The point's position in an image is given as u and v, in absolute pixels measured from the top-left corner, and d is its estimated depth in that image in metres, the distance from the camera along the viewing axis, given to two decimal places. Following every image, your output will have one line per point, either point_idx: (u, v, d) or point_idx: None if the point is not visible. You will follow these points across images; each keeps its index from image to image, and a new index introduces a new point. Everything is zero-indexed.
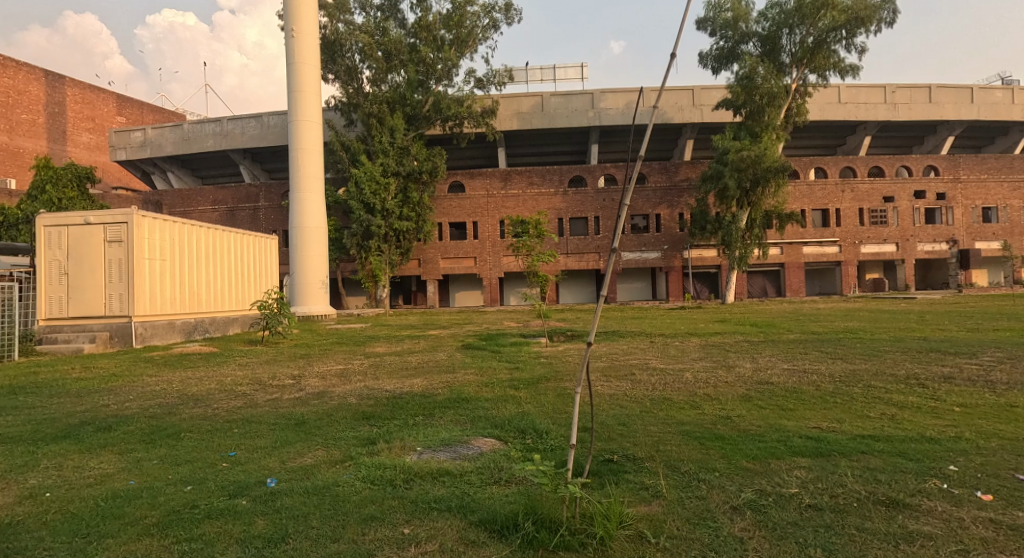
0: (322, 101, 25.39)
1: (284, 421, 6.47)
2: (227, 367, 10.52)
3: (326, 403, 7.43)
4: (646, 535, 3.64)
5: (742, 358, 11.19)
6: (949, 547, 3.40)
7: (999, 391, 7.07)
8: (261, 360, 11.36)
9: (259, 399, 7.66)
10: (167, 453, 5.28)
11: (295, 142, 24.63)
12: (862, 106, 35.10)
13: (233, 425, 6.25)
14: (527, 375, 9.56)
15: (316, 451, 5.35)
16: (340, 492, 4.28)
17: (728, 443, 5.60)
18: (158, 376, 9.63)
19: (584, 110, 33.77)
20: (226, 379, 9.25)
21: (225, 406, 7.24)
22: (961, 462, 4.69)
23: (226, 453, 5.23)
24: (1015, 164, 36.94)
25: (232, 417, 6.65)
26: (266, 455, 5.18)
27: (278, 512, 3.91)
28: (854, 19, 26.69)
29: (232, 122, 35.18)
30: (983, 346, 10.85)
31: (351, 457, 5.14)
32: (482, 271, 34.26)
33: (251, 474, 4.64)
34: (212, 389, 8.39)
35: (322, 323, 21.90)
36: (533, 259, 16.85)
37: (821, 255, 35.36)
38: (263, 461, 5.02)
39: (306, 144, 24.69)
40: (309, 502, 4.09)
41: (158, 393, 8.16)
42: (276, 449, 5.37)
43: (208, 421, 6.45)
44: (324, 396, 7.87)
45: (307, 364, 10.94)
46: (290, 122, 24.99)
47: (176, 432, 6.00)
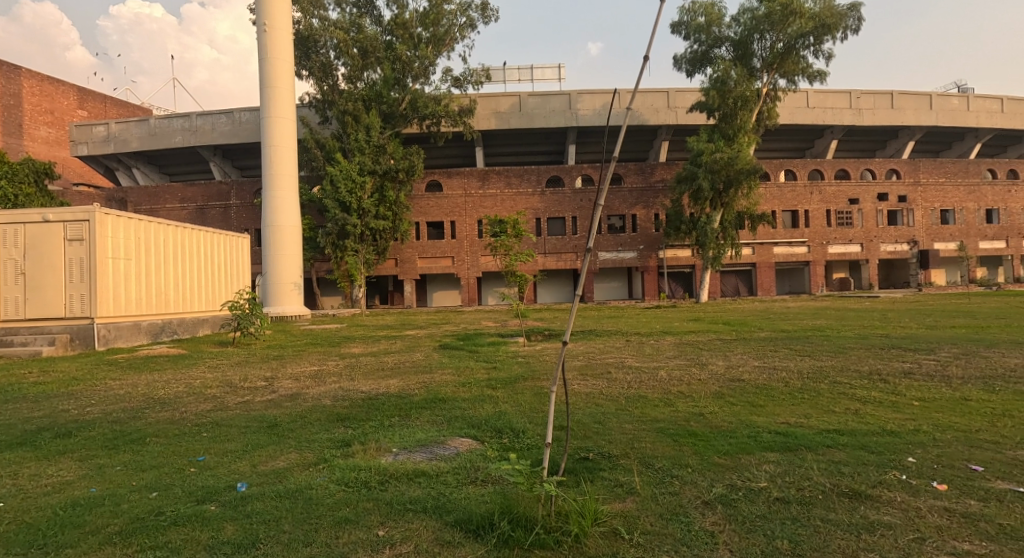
0: (295, 98, 25.09)
1: (256, 424, 6.41)
2: (196, 370, 10.30)
3: (299, 404, 7.38)
4: (620, 532, 3.72)
5: (715, 356, 11.40)
6: (907, 536, 3.55)
7: (955, 386, 7.33)
8: (232, 363, 11.15)
9: (230, 402, 7.55)
10: (130, 459, 5.19)
11: (268, 138, 24.31)
12: (830, 110, 35.96)
13: (200, 429, 6.16)
14: (504, 375, 9.61)
15: (289, 453, 5.32)
16: (314, 495, 4.28)
17: (701, 439, 5.72)
18: (122, 380, 9.39)
19: (561, 110, 33.96)
20: (194, 382, 9.06)
21: (193, 410, 7.12)
22: (919, 453, 4.88)
23: (194, 458, 5.16)
24: (972, 169, 38.30)
25: (200, 421, 6.54)
26: (237, 459, 5.13)
27: (248, 517, 3.89)
28: (821, 26, 27.35)
29: (201, 117, 34.48)
30: (941, 342, 11.20)
31: (325, 460, 5.12)
32: (459, 271, 34.22)
33: (221, 479, 4.59)
34: (179, 392, 8.24)
35: (296, 324, 21.66)
36: (511, 259, 16.84)
37: (791, 255, 36.11)
38: (234, 465, 4.98)
39: (279, 142, 24.41)
40: (281, 506, 4.08)
41: (121, 397, 7.97)
42: (247, 452, 5.32)
43: (176, 425, 6.36)
44: (298, 398, 7.81)
45: (280, 366, 10.79)
46: (263, 119, 24.64)
47: (141, 437, 5.91)
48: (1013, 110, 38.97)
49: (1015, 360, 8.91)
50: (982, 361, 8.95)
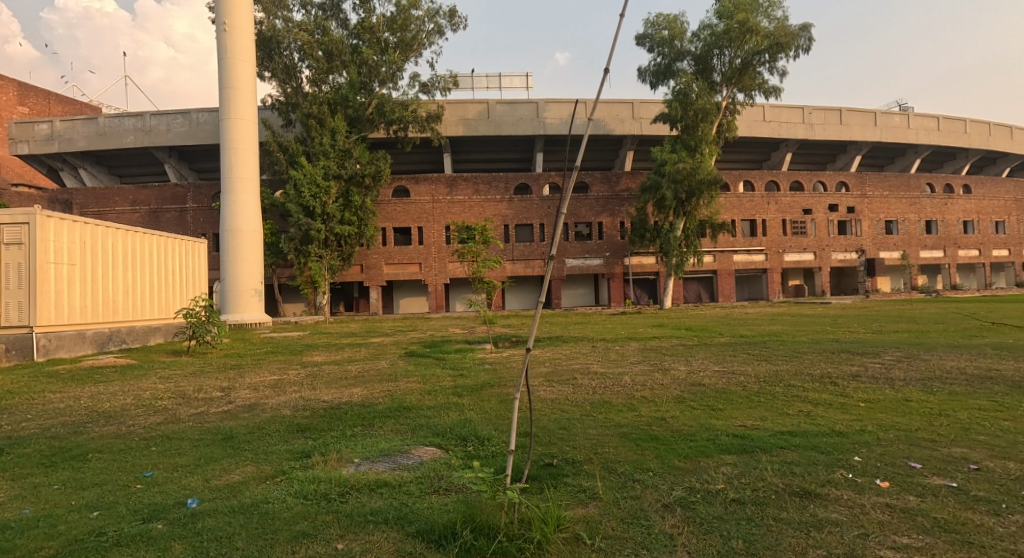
0: (256, 99, 24.68)
1: (210, 436, 6.27)
2: (146, 381, 9.97)
3: (257, 415, 7.26)
4: (582, 537, 3.81)
5: (677, 361, 11.65)
6: (852, 532, 3.73)
7: (899, 387, 7.68)
8: (186, 373, 10.83)
9: (182, 414, 7.37)
10: (69, 477, 5.02)
11: (228, 141, 23.83)
12: (785, 124, 37.20)
13: (149, 444, 5.99)
14: (471, 382, 9.63)
15: (245, 467, 5.23)
16: (270, 509, 4.23)
17: (662, 443, 5.87)
18: (62, 392, 9.02)
19: (528, 118, 34.23)
20: (143, 394, 8.78)
21: (141, 423, 6.92)
22: (864, 453, 5.11)
23: (140, 475, 5.02)
24: (913, 182, 40.16)
25: (148, 435, 6.37)
26: (188, 474, 5.02)
27: (198, 534, 3.82)
28: (776, 44, 28.37)
29: (156, 118, 33.54)
30: (885, 346, 11.72)
31: (283, 472, 5.06)
32: (426, 277, 34.06)
33: (170, 496, 4.49)
34: (127, 405, 7.98)
35: (256, 332, 21.21)
36: (479, 266, 16.84)
37: (750, 262, 37.11)
38: (184, 480, 4.86)
39: (240, 144, 23.95)
40: (234, 521, 4.01)
41: (62, 411, 7.67)
42: (200, 467, 5.21)
43: (122, 440, 6.17)
44: (256, 408, 7.67)
45: (237, 376, 10.53)
46: (222, 120, 24.13)
47: (82, 453, 5.71)
48: (949, 128, 41.18)
49: (952, 362, 9.41)
50: (923, 363, 9.41)
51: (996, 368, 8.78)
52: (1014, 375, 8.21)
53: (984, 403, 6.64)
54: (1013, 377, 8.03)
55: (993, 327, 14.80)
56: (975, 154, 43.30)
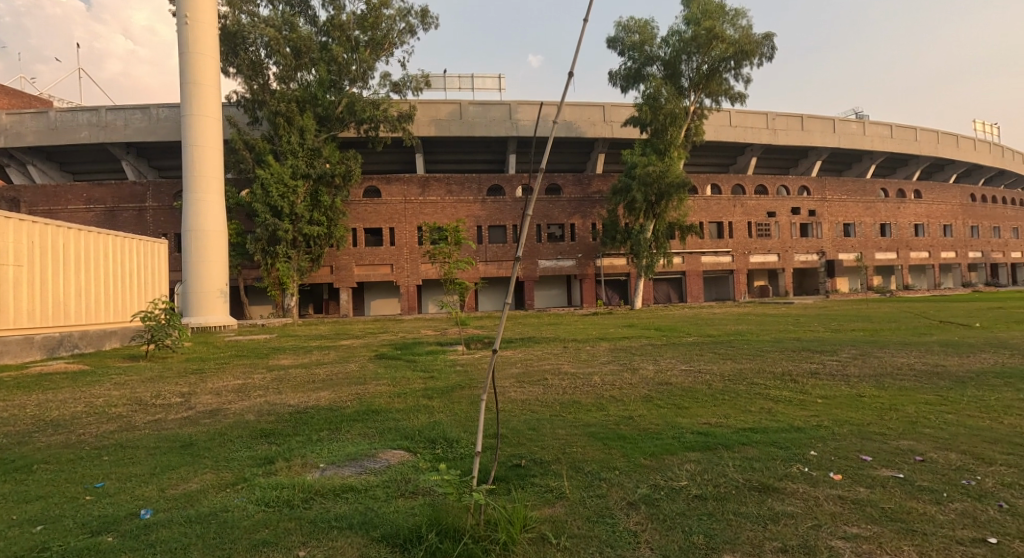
0: (220, 96, 24.17)
1: (168, 443, 6.13)
2: (99, 388, 9.66)
3: (218, 421, 7.12)
4: (548, 537, 3.85)
5: (645, 361, 11.83)
6: (806, 523, 3.85)
7: (855, 383, 7.93)
8: (143, 378, 10.53)
9: (138, 422, 7.17)
10: (12, 490, 4.84)
11: (191, 138, 23.31)
12: (750, 129, 38.04)
13: (101, 453, 5.82)
14: (441, 384, 9.62)
15: (204, 474, 5.13)
16: (229, 517, 4.16)
17: (628, 441, 5.96)
18: (7, 401, 8.69)
19: (501, 120, 34.32)
20: (96, 401, 8.52)
21: (93, 431, 6.72)
22: (820, 447, 5.28)
23: (90, 486, 4.88)
24: (869, 187, 41.45)
25: (100, 444, 6.18)
26: (142, 484, 4.89)
27: (151, 546, 3.74)
28: (741, 51, 29.01)
29: (113, 113, 32.57)
30: (844, 344, 12.12)
31: (245, 479, 4.97)
32: (398, 278, 33.81)
33: (122, 507, 4.38)
34: (79, 412, 7.74)
35: (221, 335, 20.77)
36: (451, 268, 16.77)
37: (717, 264, 37.79)
38: (137, 490, 4.74)
39: (203, 141, 23.45)
40: (190, 532, 3.94)
41: (6, 420, 7.39)
42: (155, 476, 5.09)
43: (72, 450, 5.98)
44: (217, 414, 7.52)
45: (198, 381, 10.27)
46: (184, 117, 23.56)
47: (28, 464, 5.51)
48: (904, 134, 42.74)
49: (902, 358, 9.77)
50: (875, 360, 9.77)
51: (944, 364, 9.15)
52: (959, 370, 8.60)
53: (931, 397, 6.94)
54: (958, 372, 8.41)
55: (939, 326, 15.42)
56: (925, 161, 44.99)
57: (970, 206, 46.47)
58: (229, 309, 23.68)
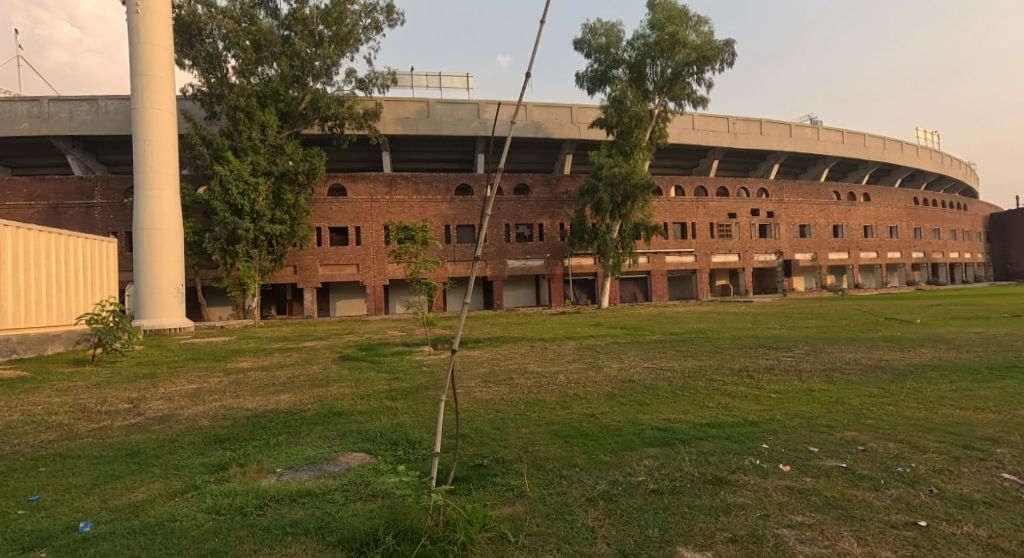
0: (173, 88, 23.48)
1: (113, 452, 5.92)
2: (39, 395, 9.23)
3: (169, 427, 6.92)
4: (506, 535, 3.86)
5: (611, 358, 11.96)
6: (756, 513, 3.95)
7: (807, 378, 8.18)
8: (88, 384, 10.13)
9: (81, 430, 6.90)
10: None
11: (142, 131, 22.55)
12: (712, 132, 38.79)
13: (38, 465, 5.58)
14: (406, 385, 9.52)
15: (152, 483, 4.98)
16: (176, 527, 4.05)
17: (590, 438, 6.01)
18: None
19: (468, 119, 34.30)
20: (35, 409, 8.14)
21: (30, 442, 6.43)
22: (771, 440, 5.43)
23: (24, 499, 4.67)
24: (822, 190, 42.77)
25: (39, 454, 5.93)
26: (82, 495, 4.71)
27: None
28: (702, 57, 29.61)
29: (55, 104, 31.24)
30: (799, 340, 12.50)
31: (195, 487, 4.84)
32: (365, 278, 33.38)
33: (59, 520, 4.21)
34: (16, 421, 7.40)
35: (176, 337, 20.16)
36: (418, 267, 16.57)
37: (681, 264, 38.41)
38: (76, 502, 4.57)
39: (156, 135, 22.72)
40: (131, 544, 3.81)
41: None
42: (97, 486, 4.91)
43: (7, 462, 5.71)
44: (167, 420, 7.29)
45: (149, 386, 9.94)
46: (135, 109, 22.78)
47: None
48: (856, 139, 44.37)
49: (850, 353, 10.15)
50: (826, 355, 10.11)
51: (887, 358, 9.54)
52: (900, 364, 8.98)
53: (874, 389, 7.22)
54: (899, 366, 8.78)
55: (883, 323, 16.07)
56: (873, 166, 46.75)
57: (915, 209, 48.52)
58: (184, 310, 23.02)
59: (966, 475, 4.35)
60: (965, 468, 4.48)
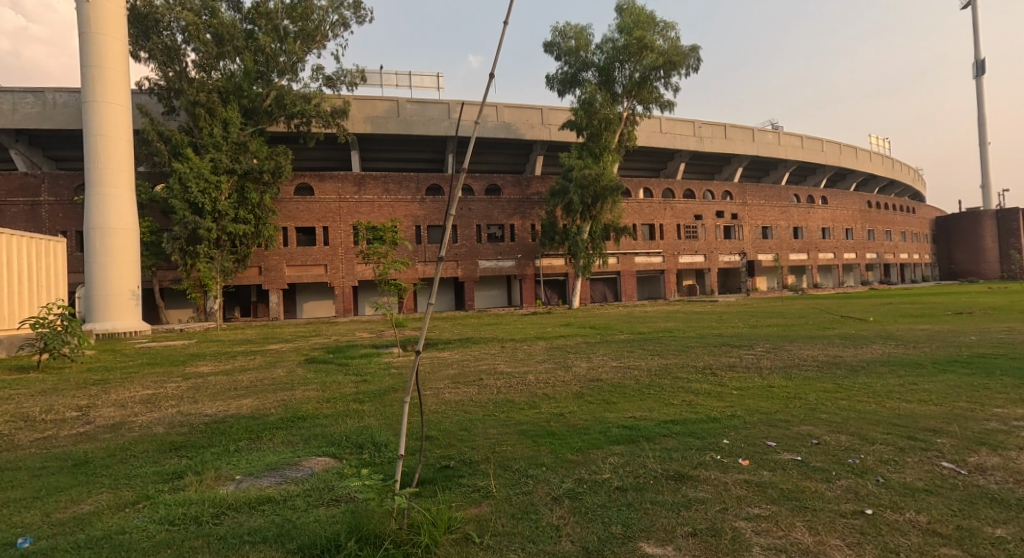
0: (127, 82, 22.78)
1: (60, 463, 5.69)
2: None
3: (121, 435, 6.69)
4: (471, 537, 3.84)
5: (580, 358, 12.02)
6: (716, 507, 4.01)
7: (767, 375, 8.36)
8: (33, 392, 9.71)
9: (24, 441, 6.62)
10: None
11: (94, 126, 21.81)
12: (679, 136, 39.40)
13: None
14: (373, 387, 9.39)
15: (101, 494, 4.81)
16: (126, 539, 3.92)
17: (558, 438, 6.03)
18: None
19: (438, 119, 34.15)
20: None
21: None
22: (732, 435, 5.53)
23: None
24: (783, 193, 43.83)
25: None
26: (23, 509, 4.51)
27: None
28: (669, 62, 30.06)
29: None
30: (759, 338, 12.77)
31: (147, 497, 4.69)
32: (333, 279, 32.91)
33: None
34: None
35: (131, 341, 19.52)
36: (387, 268, 16.36)
37: (650, 264, 38.85)
38: (18, 516, 4.38)
39: (109, 130, 22.01)
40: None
41: None
42: (40, 499, 4.71)
43: None
44: (119, 428, 7.05)
45: (99, 393, 9.58)
46: (85, 103, 22.00)
47: None
48: (815, 144, 45.67)
49: (808, 351, 10.41)
50: (785, 353, 10.35)
51: (843, 355, 9.80)
52: (853, 360, 9.26)
53: (829, 385, 7.42)
54: (852, 361, 9.07)
55: (838, 320, 16.57)
56: (830, 171, 48.16)
57: (870, 212, 50.17)
58: (139, 313, 22.30)
59: (911, 464, 4.50)
60: (910, 458, 4.64)
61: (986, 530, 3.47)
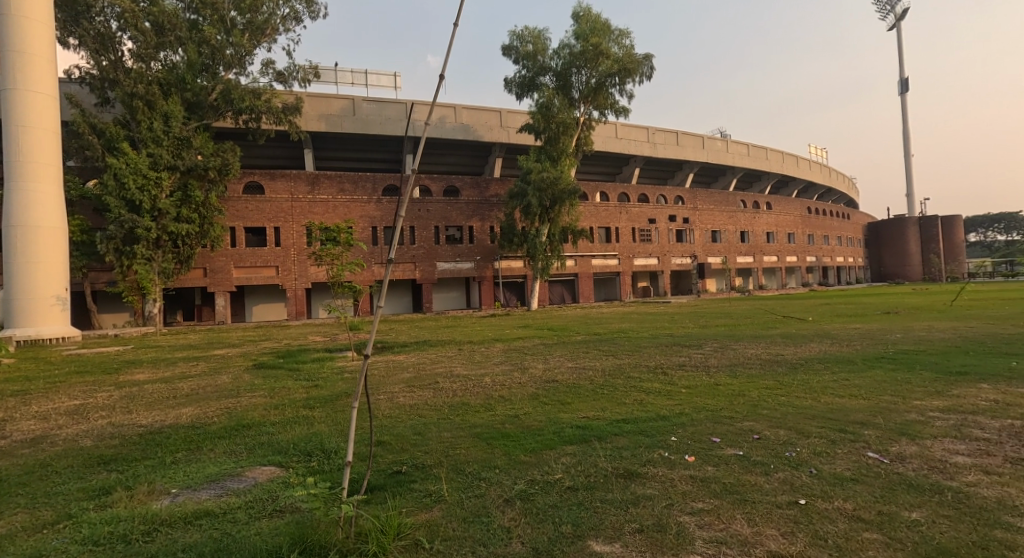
0: (52, 71, 21.72)
1: None
2: None
3: (44, 450, 6.33)
4: (421, 542, 3.79)
5: (536, 359, 12.09)
6: (662, 503, 4.10)
7: (714, 373, 8.61)
8: None
9: None
10: None
11: (16, 116, 20.64)
12: (633, 141, 40.15)
13: None
14: (324, 393, 9.19)
15: (19, 515, 4.54)
16: None
17: (512, 439, 6.04)
18: None
19: (395, 118, 33.78)
20: None
21: None
22: (680, 432, 5.65)
23: None
24: (731, 198, 45.19)
25: None
26: None
27: None
28: (624, 69, 30.58)
29: None
30: (707, 338, 13.11)
31: (70, 516, 4.45)
32: (285, 281, 32.13)
33: None
34: None
35: (60, 348, 18.51)
36: (341, 270, 15.96)
37: (606, 266, 39.35)
38: None
39: (33, 121, 20.92)
40: None
41: None
42: None
43: None
44: (43, 442, 6.68)
45: (20, 405, 9.03)
46: (5, 92, 20.76)
47: None
48: (760, 152, 47.35)
49: (752, 350, 10.74)
50: (731, 352, 10.70)
51: (784, 353, 10.15)
52: (792, 358, 9.63)
53: (772, 382, 7.67)
54: (792, 359, 9.44)
55: (780, 320, 17.19)
56: (773, 178, 50.00)
57: (810, 217, 52.39)
58: (65, 318, 21.21)
59: (840, 456, 4.70)
60: (840, 450, 4.84)
61: (903, 515, 3.66)
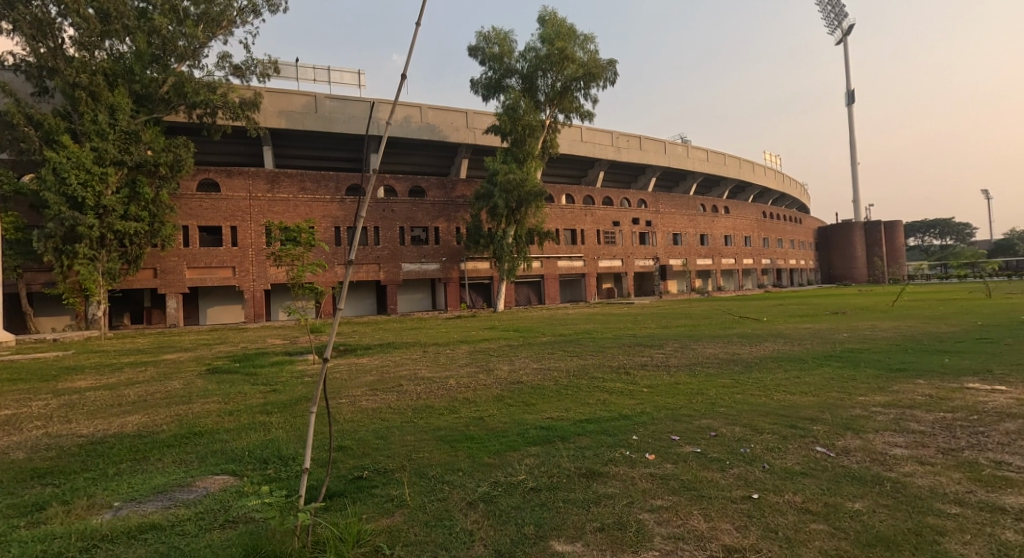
0: None
1: None
2: None
3: None
4: (381, 548, 3.73)
5: (501, 361, 12.10)
6: (623, 502, 4.13)
7: (675, 373, 8.76)
8: None
9: None
10: None
11: None
12: (598, 145, 40.58)
13: None
14: (283, 397, 8.98)
15: None
16: None
17: (476, 442, 6.01)
18: None
19: (359, 116, 33.33)
20: None
21: None
22: (642, 431, 5.72)
23: None
24: (691, 202, 46.12)
25: None
26: None
27: None
28: (589, 74, 30.95)
29: None
30: (668, 338, 13.36)
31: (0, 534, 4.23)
32: (243, 282, 31.35)
33: None
34: None
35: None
36: (301, 271, 15.58)
37: (572, 268, 39.61)
38: None
39: None
40: None
41: None
42: None
43: None
44: None
45: None
46: None
47: None
48: (719, 157, 48.50)
49: (711, 349, 10.99)
50: (690, 351, 10.93)
51: (739, 353, 10.41)
52: (749, 357, 9.89)
53: (728, 381, 7.84)
54: (748, 358, 9.70)
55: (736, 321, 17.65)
56: (732, 182, 51.25)
57: (766, 221, 54.00)
58: None
59: (792, 451, 4.83)
60: (791, 445, 4.98)
61: (848, 505, 3.78)
